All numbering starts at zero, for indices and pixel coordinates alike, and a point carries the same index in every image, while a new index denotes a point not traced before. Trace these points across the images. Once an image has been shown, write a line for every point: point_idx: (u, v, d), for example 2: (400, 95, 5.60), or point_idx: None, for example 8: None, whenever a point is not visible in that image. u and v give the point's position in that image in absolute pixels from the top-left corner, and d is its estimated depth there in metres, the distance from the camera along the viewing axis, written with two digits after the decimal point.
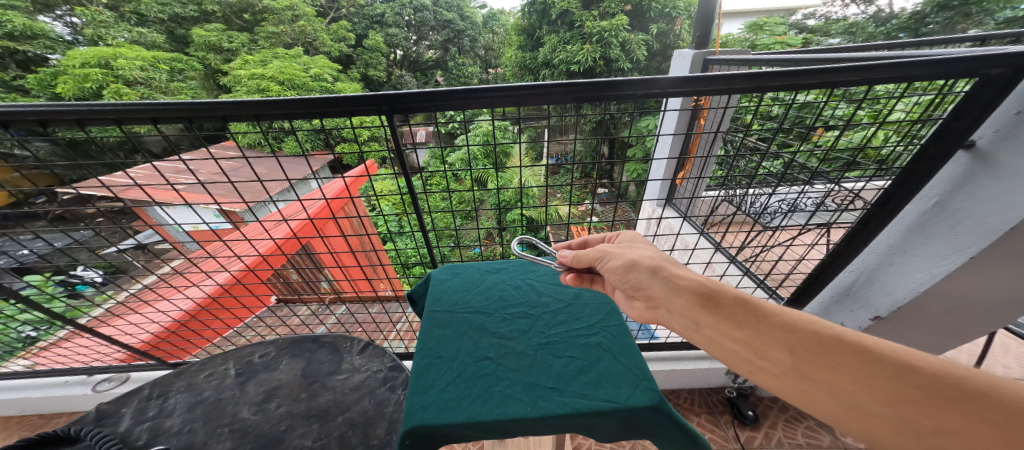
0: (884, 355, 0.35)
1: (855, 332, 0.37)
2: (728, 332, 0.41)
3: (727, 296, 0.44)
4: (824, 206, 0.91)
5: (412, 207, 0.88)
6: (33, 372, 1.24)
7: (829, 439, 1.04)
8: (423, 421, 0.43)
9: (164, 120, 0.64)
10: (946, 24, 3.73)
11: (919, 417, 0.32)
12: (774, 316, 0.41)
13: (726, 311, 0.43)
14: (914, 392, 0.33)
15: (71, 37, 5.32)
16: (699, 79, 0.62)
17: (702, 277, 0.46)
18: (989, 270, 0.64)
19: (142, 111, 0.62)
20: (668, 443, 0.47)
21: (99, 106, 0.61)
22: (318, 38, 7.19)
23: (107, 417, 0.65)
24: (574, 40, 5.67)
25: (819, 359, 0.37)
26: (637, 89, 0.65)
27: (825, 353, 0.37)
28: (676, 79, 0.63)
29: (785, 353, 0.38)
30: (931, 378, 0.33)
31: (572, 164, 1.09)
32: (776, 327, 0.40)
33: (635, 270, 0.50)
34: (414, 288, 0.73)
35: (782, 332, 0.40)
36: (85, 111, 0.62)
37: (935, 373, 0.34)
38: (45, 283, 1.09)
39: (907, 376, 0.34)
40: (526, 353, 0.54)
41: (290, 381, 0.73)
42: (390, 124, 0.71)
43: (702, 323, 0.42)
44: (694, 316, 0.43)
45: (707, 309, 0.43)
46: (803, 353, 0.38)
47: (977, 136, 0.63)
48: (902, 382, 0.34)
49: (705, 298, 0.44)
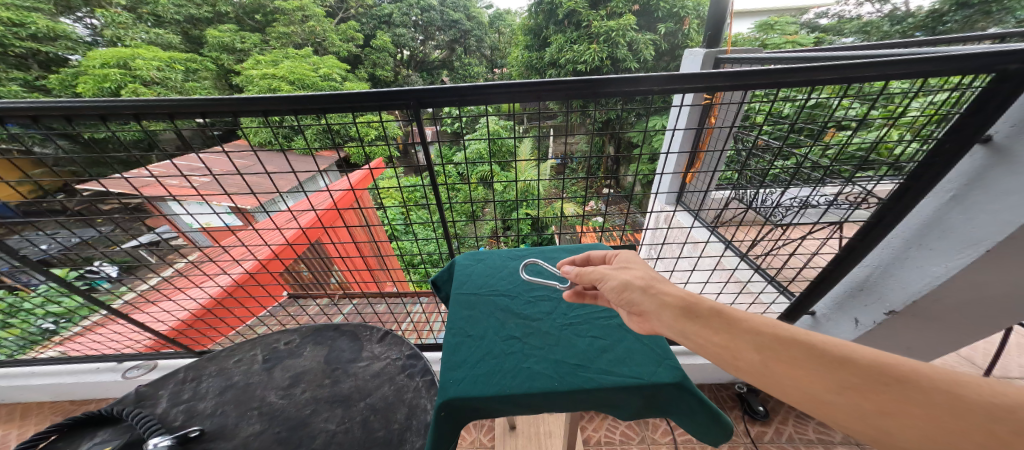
0: (826, 350, 0.38)
1: (807, 329, 0.39)
2: (708, 338, 0.41)
3: (703, 305, 0.44)
4: (835, 203, 0.91)
5: (432, 202, 0.90)
6: (66, 358, 1.30)
7: (840, 436, 1.05)
8: (458, 393, 0.46)
9: (212, 114, 0.68)
10: (965, 23, 3.64)
11: (864, 402, 0.35)
12: (740, 320, 0.42)
13: (703, 319, 0.43)
14: (854, 380, 0.35)
15: (91, 38, 5.46)
16: (686, 76, 0.63)
17: (685, 290, 0.46)
18: (1010, 264, 0.65)
19: (194, 105, 0.65)
20: (689, 420, 0.48)
21: (155, 101, 0.65)
22: (327, 37, 7.22)
23: (145, 398, 0.68)
24: (582, 40, 5.65)
25: (782, 356, 0.38)
26: (627, 86, 0.67)
27: (786, 351, 0.38)
28: (664, 76, 0.64)
29: (755, 354, 0.39)
30: (866, 368, 0.36)
31: (578, 163, 1.03)
32: (741, 330, 0.41)
33: (628, 288, 0.49)
34: (437, 275, 0.76)
35: (747, 335, 0.41)
36: (143, 105, 0.66)
37: (869, 362, 0.36)
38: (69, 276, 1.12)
39: (849, 366, 0.36)
40: (551, 332, 0.55)
41: (315, 367, 0.76)
42: (416, 118, 0.74)
43: (687, 331, 0.42)
44: (680, 326, 0.42)
45: (689, 318, 0.43)
46: (770, 353, 0.39)
47: (994, 130, 0.63)
48: (846, 371, 0.36)
49: (686, 309, 0.44)
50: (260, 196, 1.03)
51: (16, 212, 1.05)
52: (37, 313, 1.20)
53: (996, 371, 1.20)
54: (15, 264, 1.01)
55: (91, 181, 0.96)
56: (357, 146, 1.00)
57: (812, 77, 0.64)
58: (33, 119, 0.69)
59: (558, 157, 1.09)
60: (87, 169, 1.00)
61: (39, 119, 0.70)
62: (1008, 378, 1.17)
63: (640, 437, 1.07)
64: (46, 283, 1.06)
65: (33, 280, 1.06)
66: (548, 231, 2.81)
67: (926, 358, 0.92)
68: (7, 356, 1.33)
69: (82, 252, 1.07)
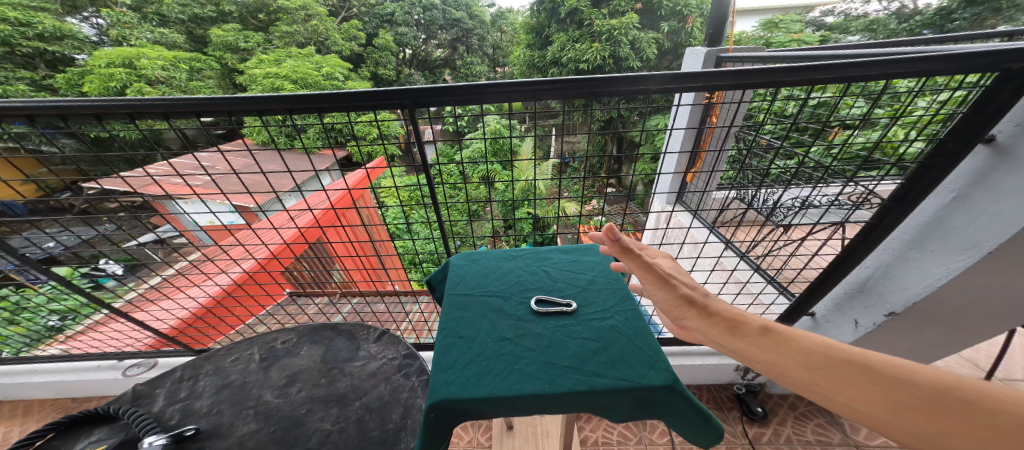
0: (881, 369, 0.37)
1: (860, 348, 0.38)
2: (753, 355, 0.41)
3: (750, 324, 0.44)
4: (837, 204, 0.90)
5: (429, 201, 0.89)
6: (68, 356, 1.31)
7: (839, 438, 1.05)
8: (447, 395, 0.46)
9: (206, 113, 0.68)
10: (975, 20, 3.55)
11: (922, 423, 0.33)
12: (790, 339, 0.41)
13: (749, 336, 0.43)
14: (914, 401, 0.34)
15: (97, 37, 5.51)
16: (692, 75, 0.62)
17: (732, 309, 0.47)
18: (1012, 266, 0.63)
19: (188, 105, 0.65)
20: (681, 424, 0.48)
21: (149, 100, 0.65)
22: (329, 37, 7.23)
23: (142, 397, 0.69)
24: (584, 38, 5.59)
25: (833, 376, 0.37)
26: (632, 85, 0.66)
27: (837, 369, 0.38)
28: (670, 75, 0.63)
29: (806, 372, 0.38)
30: (927, 390, 0.34)
31: (580, 163, 1.02)
32: (791, 350, 0.40)
33: (683, 304, 0.49)
34: (432, 275, 0.75)
35: (796, 354, 0.40)
36: (138, 105, 0.66)
37: (929, 384, 0.35)
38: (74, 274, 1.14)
39: (905, 387, 0.35)
40: (543, 334, 0.55)
41: (311, 366, 0.76)
42: (412, 117, 0.73)
43: (732, 346, 0.43)
44: (726, 342, 0.43)
45: (735, 335, 0.44)
46: (820, 371, 0.38)
47: (998, 130, 0.62)
48: (904, 391, 0.35)
49: (732, 327, 0.45)
50: (259, 195, 1.03)
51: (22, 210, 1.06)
52: (41, 311, 1.22)
53: (998, 373, 1.19)
54: (18, 263, 1.02)
55: (94, 179, 0.96)
56: (356, 146, 1.00)
57: (811, 76, 0.63)
58: (30, 119, 0.70)
59: (561, 156, 1.08)
60: (91, 168, 1.00)
61: (36, 119, 0.70)
62: (1010, 380, 1.16)
63: (637, 438, 1.07)
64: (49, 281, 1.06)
65: (37, 278, 1.07)
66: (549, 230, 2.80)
67: (925, 360, 0.92)
68: (12, 353, 1.35)
69: (86, 251, 1.08)
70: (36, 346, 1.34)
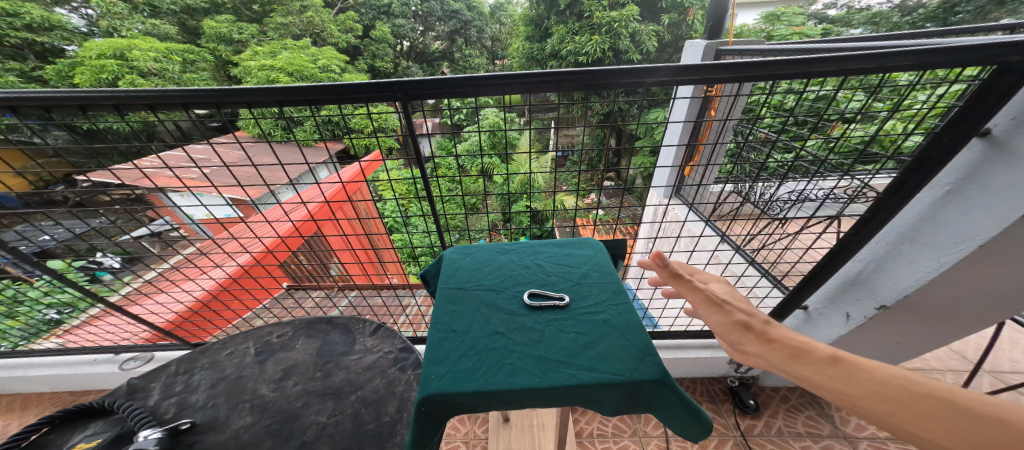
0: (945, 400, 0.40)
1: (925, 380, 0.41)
2: (822, 383, 0.43)
3: (816, 351, 0.45)
4: (831, 198, 0.90)
5: (425, 196, 0.89)
6: (65, 349, 1.32)
7: (828, 429, 1.07)
8: (438, 389, 0.46)
9: (194, 105, 0.67)
10: (979, 13, 3.55)
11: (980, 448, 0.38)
12: (857, 366, 0.44)
13: (816, 362, 0.45)
14: (973, 429, 0.38)
15: (87, 28, 5.40)
16: (703, 67, 0.62)
17: (795, 334, 0.48)
18: (1002, 259, 0.64)
19: (174, 97, 0.64)
20: (670, 417, 0.48)
21: (134, 92, 0.64)
22: (325, 28, 7.13)
23: (137, 391, 0.69)
24: (584, 31, 5.52)
25: (900, 405, 0.40)
26: (640, 77, 0.65)
27: (902, 399, 0.41)
28: (679, 68, 0.63)
29: (875, 402, 0.41)
30: (984, 417, 0.38)
31: (579, 156, 1.01)
32: (860, 381, 0.42)
33: (740, 330, 0.51)
34: (426, 269, 0.75)
35: (866, 384, 0.42)
36: (121, 96, 0.65)
37: (986, 412, 0.38)
38: (70, 267, 1.14)
39: (966, 416, 0.39)
40: (535, 328, 0.55)
41: (307, 360, 0.77)
42: (406, 110, 0.72)
43: (801, 373, 0.44)
44: (794, 369, 0.45)
45: (802, 361, 0.45)
46: (887, 401, 0.41)
47: (993, 124, 0.62)
48: (965, 421, 0.39)
49: (797, 353, 0.46)
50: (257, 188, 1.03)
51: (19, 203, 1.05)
52: (38, 305, 1.22)
53: (986, 365, 1.22)
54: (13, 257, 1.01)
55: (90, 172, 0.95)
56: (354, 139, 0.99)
57: (808, 69, 0.63)
58: (13, 110, 0.69)
59: (559, 150, 1.08)
60: (86, 161, 1.00)
61: (19, 110, 0.69)
62: (998, 372, 1.19)
63: (631, 430, 1.10)
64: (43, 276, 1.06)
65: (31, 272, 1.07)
66: (547, 225, 2.80)
67: (914, 354, 0.93)
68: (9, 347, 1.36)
69: (82, 245, 1.08)
70: (32, 340, 1.33)
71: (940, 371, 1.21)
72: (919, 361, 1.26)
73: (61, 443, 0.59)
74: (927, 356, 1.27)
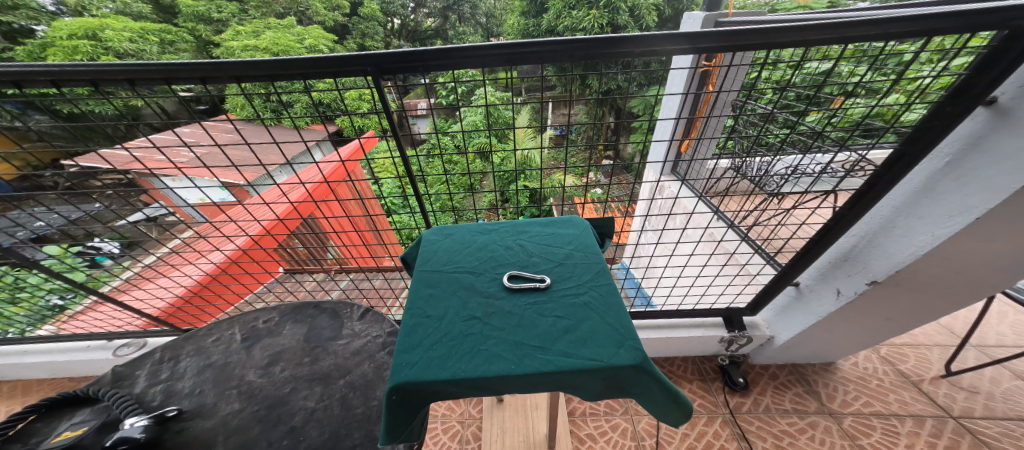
0: None
1: None
2: None
3: None
4: (827, 172, 0.87)
5: (408, 178, 0.86)
6: (57, 336, 1.31)
7: (815, 406, 1.10)
8: (410, 377, 0.45)
9: (140, 82, 0.63)
10: None
11: None
12: None
13: None
14: None
15: (54, 7, 5.10)
16: (710, 34, 0.58)
17: None
18: (998, 233, 0.62)
19: (115, 72, 0.60)
20: (650, 401, 0.48)
21: (70, 67, 0.60)
22: (310, 6, 6.82)
23: (122, 379, 0.68)
24: (581, 5, 5.29)
25: None
26: (653, 46, 0.61)
27: None
28: (687, 35, 0.59)
29: None
30: None
31: (577, 134, 0.96)
32: None
33: None
34: (406, 252, 0.73)
35: None
36: (57, 71, 0.60)
37: None
38: (65, 254, 1.12)
39: None
40: (512, 312, 0.54)
41: (294, 345, 0.76)
42: (377, 86, 0.68)
43: None
44: None
45: None
46: None
47: (1000, 91, 0.59)
48: None
49: None
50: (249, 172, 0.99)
51: (10, 189, 1.02)
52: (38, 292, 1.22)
53: (974, 340, 1.24)
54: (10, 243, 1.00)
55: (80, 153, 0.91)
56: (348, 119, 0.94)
57: (807, 37, 0.60)
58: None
59: (556, 128, 1.03)
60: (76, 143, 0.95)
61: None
62: (984, 346, 1.21)
63: (623, 409, 1.13)
64: (41, 263, 1.05)
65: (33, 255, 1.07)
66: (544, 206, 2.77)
67: (904, 329, 0.93)
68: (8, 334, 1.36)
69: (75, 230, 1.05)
70: (30, 327, 1.35)
71: (927, 346, 1.24)
72: (907, 336, 1.29)
73: (47, 431, 0.59)
74: (915, 331, 1.29)
